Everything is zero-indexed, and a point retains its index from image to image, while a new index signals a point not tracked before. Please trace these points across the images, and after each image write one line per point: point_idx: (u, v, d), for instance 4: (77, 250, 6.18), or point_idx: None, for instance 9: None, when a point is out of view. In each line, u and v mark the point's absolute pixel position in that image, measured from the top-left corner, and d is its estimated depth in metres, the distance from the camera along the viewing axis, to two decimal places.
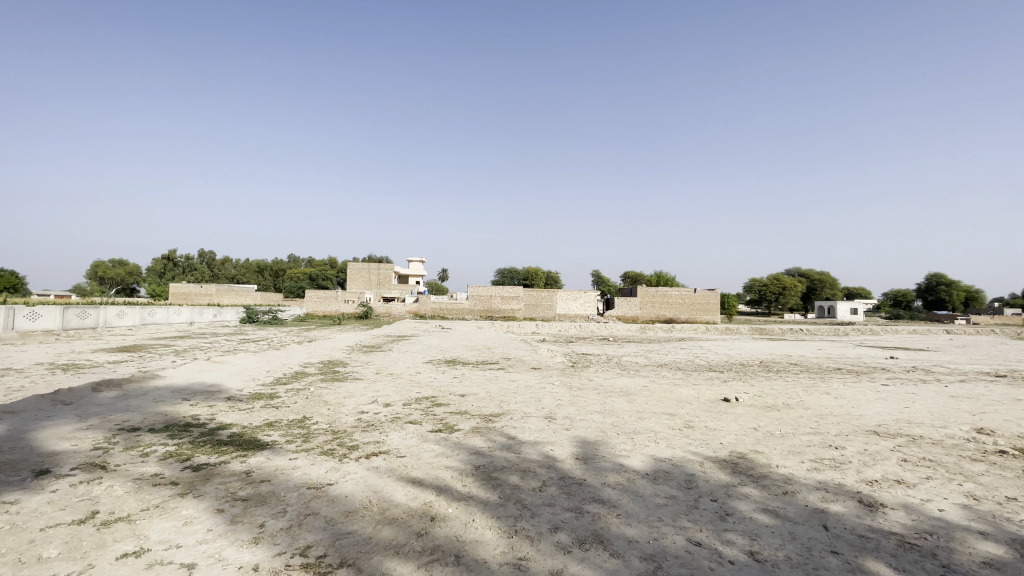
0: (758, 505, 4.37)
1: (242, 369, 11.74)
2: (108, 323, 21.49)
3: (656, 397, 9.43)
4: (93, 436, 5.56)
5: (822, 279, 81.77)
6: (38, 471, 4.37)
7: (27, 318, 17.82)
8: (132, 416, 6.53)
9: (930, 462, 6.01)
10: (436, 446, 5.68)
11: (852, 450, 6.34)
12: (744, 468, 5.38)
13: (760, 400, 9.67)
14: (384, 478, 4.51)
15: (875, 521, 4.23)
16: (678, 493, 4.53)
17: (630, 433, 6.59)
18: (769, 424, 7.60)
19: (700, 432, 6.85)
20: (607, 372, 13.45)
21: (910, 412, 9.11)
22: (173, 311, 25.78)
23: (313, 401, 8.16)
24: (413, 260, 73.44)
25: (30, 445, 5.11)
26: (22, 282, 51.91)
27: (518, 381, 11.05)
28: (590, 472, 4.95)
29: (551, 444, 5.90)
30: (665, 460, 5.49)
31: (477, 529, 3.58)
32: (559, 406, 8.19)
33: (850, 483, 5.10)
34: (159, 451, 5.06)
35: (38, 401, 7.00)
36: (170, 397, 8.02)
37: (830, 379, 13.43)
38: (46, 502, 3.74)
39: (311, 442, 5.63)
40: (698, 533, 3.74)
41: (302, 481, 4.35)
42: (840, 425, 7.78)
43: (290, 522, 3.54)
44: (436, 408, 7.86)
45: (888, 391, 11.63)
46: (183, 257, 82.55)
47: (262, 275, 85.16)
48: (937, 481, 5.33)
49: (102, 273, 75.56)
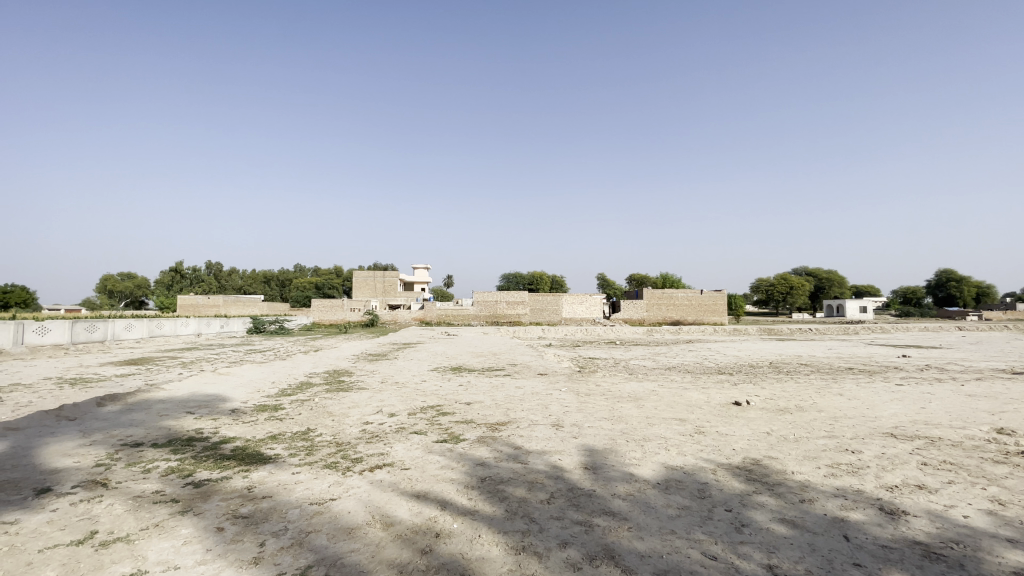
0: (775, 515, 4.22)
1: (248, 380, 11.68)
2: (116, 336, 21.58)
3: (664, 402, 9.27)
4: (95, 453, 5.49)
5: (830, 278, 80.91)
6: (39, 490, 4.29)
7: (36, 333, 17.92)
8: (135, 431, 6.47)
9: (951, 465, 5.80)
10: (440, 457, 5.58)
11: (870, 454, 6.14)
12: (758, 475, 5.22)
13: (771, 403, 9.47)
14: (388, 493, 4.41)
15: (898, 529, 4.06)
16: (691, 503, 4.39)
17: (640, 440, 6.45)
18: (783, 428, 7.41)
19: (711, 438, 6.68)
20: (614, 376, 13.27)
21: (927, 412, 8.87)
22: (180, 323, 25.88)
23: (318, 412, 8.07)
24: (418, 268, 73.64)
25: (32, 462, 5.05)
26: (32, 297, 52.48)
27: (525, 387, 10.92)
28: (598, 483, 4.81)
29: (558, 453, 5.77)
30: (676, 468, 5.35)
31: (482, 546, 3.47)
32: (566, 413, 8.05)
33: (869, 490, 4.93)
34: (160, 467, 4.99)
35: (41, 417, 6.95)
36: (174, 411, 7.95)
37: (842, 380, 13.14)
38: (45, 522, 3.67)
39: (314, 455, 5.54)
40: (712, 546, 3.59)
41: (304, 497, 4.26)
42: (855, 428, 7.58)
43: (290, 540, 3.44)
44: (441, 417, 7.74)
45: (903, 391, 11.37)
46: (191, 269, 83.28)
47: (269, 285, 85.74)
48: (960, 485, 5.13)
49: (111, 286, 76.23)
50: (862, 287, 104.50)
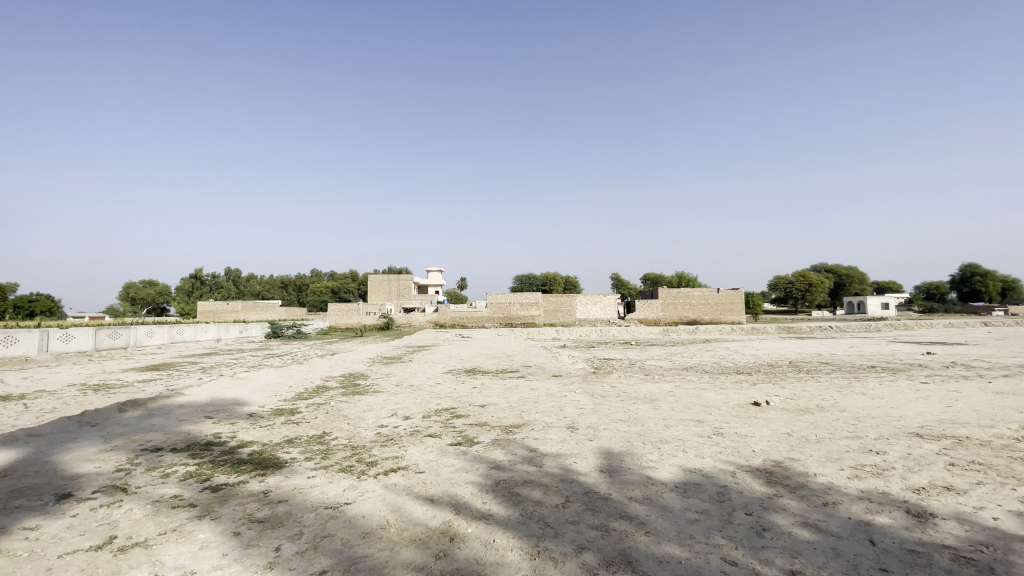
0: (797, 519, 4.09)
1: (265, 384, 11.79)
2: (138, 342, 22.10)
3: (681, 403, 9.14)
4: (116, 458, 5.60)
5: (851, 274, 78.65)
6: (60, 496, 4.38)
7: (61, 340, 18.41)
8: (155, 436, 6.58)
9: (980, 465, 5.59)
10: (455, 460, 5.54)
11: (895, 455, 5.95)
12: (779, 477, 5.08)
13: (791, 403, 9.27)
14: (402, 496, 4.40)
15: (926, 533, 3.91)
16: (710, 507, 4.29)
17: (657, 442, 6.34)
18: (804, 429, 7.23)
19: (729, 440, 6.54)
20: (630, 377, 13.10)
21: (955, 411, 8.58)
22: (200, 329, 26.36)
23: (333, 416, 8.10)
24: (432, 270, 74.18)
25: (55, 468, 5.18)
26: (58, 307, 54.31)
27: (539, 389, 10.87)
28: (614, 487, 4.72)
29: (573, 456, 5.72)
30: (694, 471, 5.25)
31: (498, 550, 3.42)
32: (581, 416, 7.96)
33: (895, 492, 4.76)
34: (179, 472, 5.06)
35: (65, 423, 7.12)
36: (193, 415, 8.07)
37: (865, 378, 12.81)
38: (66, 528, 3.74)
39: (329, 459, 5.56)
40: (733, 551, 3.50)
41: (318, 501, 4.27)
42: (879, 427, 7.36)
43: (306, 545, 3.44)
44: (455, 420, 7.72)
45: (928, 389, 11.02)
46: (211, 275, 84.97)
47: (286, 290, 86.99)
48: (989, 486, 4.93)
49: (133, 294, 78.48)
50: (883, 283, 102.26)
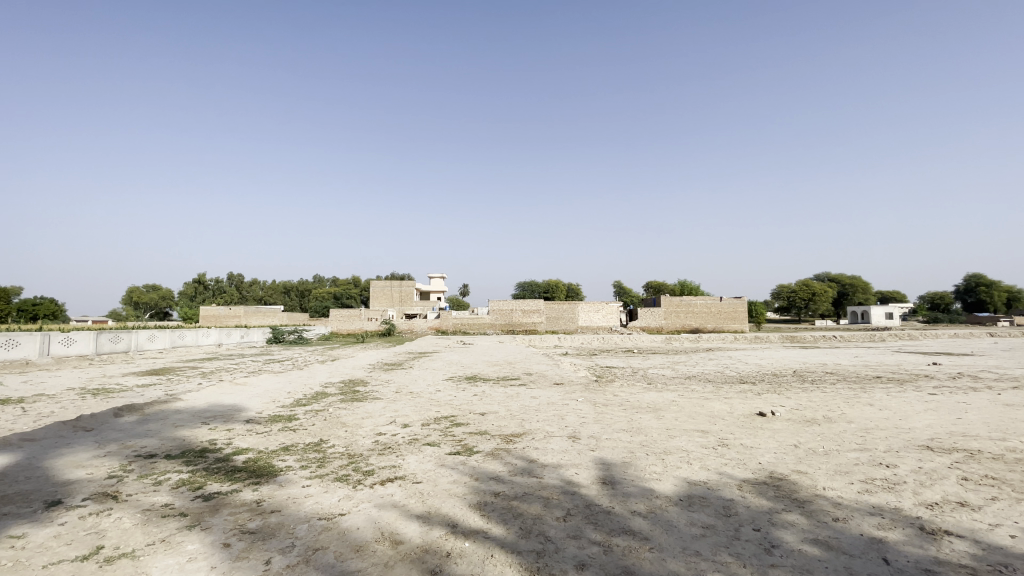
0: (806, 535, 3.95)
1: (264, 390, 11.69)
2: (139, 346, 22.08)
3: (685, 413, 8.99)
4: (108, 464, 5.48)
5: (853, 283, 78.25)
6: (49, 503, 4.28)
7: (61, 344, 18.38)
8: (151, 442, 6.47)
9: (994, 480, 5.43)
10: (453, 470, 5.43)
11: (906, 469, 5.80)
12: (787, 491, 4.93)
13: (797, 414, 9.10)
14: (399, 508, 4.29)
15: (940, 552, 3.76)
16: (715, 522, 4.16)
17: (660, 453, 6.21)
18: (811, 440, 7.08)
19: (735, 451, 6.41)
20: (633, 386, 12.99)
21: (965, 423, 8.41)
22: (201, 334, 26.31)
23: (331, 423, 7.99)
24: (435, 278, 74.62)
25: (46, 474, 5.07)
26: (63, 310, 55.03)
27: (540, 397, 10.73)
28: (616, 500, 4.61)
29: (574, 467, 5.59)
30: (699, 483, 5.11)
31: (494, 567, 3.31)
32: (583, 425, 7.83)
33: (907, 508, 4.60)
34: (172, 479, 4.95)
35: (60, 428, 7.02)
36: (190, 421, 7.96)
37: (872, 389, 12.61)
38: (51, 537, 3.63)
39: (325, 468, 5.45)
40: (740, 569, 3.37)
41: (313, 511, 4.17)
42: (887, 440, 7.18)
43: (296, 558, 3.32)
44: (455, 429, 7.59)
45: (937, 400, 10.83)
46: (214, 279, 85.41)
47: (289, 296, 87.26)
48: (1004, 502, 4.78)
49: (137, 297, 79.34)
50: (886, 293, 102.11)
